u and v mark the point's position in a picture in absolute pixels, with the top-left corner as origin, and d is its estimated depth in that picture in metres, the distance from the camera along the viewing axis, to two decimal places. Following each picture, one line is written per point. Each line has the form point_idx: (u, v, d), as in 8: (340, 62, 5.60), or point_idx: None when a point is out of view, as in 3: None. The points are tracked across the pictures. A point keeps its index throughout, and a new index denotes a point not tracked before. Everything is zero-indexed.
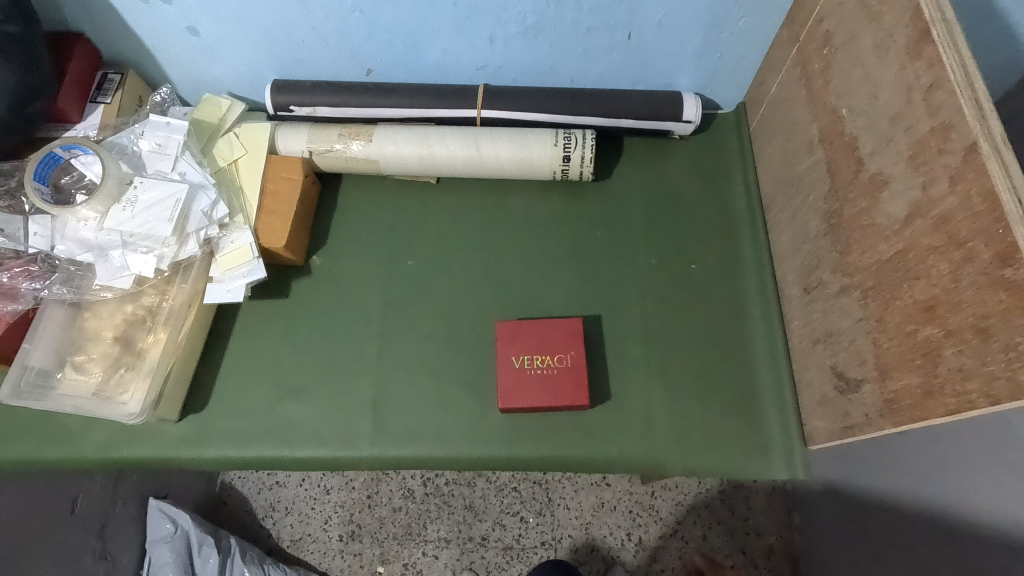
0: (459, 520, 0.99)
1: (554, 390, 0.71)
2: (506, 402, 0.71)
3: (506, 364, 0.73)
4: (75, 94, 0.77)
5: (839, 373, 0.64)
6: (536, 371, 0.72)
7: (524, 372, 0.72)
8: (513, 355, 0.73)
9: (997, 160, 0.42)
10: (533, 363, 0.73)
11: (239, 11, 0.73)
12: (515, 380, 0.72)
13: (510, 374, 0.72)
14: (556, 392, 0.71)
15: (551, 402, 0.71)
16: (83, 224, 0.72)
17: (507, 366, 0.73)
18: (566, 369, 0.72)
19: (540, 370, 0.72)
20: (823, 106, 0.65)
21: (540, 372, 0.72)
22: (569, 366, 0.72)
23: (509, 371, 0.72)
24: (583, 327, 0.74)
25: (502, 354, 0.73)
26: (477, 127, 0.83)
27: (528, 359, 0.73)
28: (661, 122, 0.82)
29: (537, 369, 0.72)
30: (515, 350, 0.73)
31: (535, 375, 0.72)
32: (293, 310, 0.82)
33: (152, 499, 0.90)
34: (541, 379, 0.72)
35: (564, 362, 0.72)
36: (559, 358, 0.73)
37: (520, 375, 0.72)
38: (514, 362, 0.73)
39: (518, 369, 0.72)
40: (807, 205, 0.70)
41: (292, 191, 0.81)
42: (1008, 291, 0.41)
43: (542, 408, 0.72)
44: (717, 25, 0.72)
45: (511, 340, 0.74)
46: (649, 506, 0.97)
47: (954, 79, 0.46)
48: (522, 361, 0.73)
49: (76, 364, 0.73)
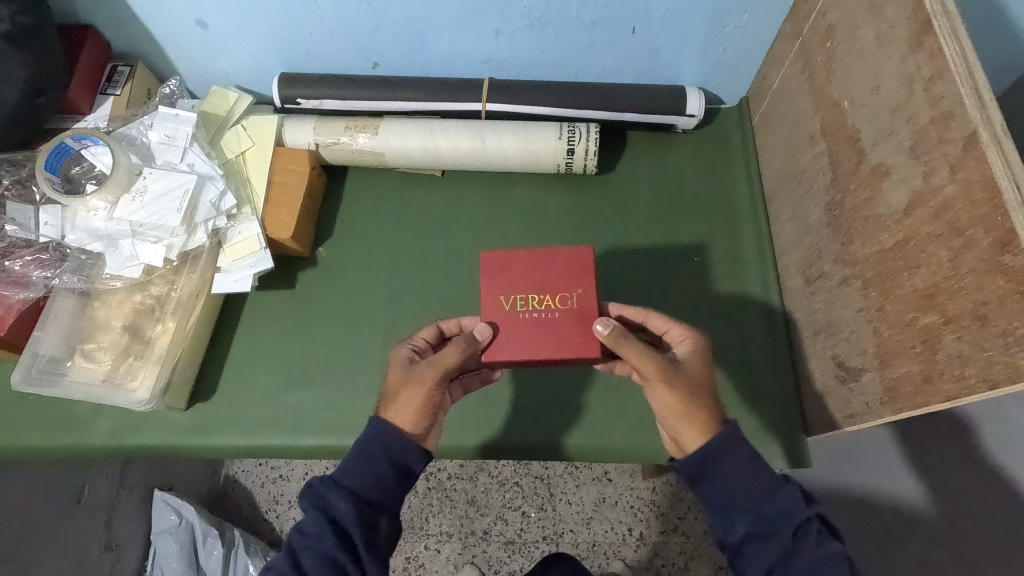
0: (462, 513, 1.10)
1: (555, 336, 0.60)
2: (492, 354, 0.61)
3: (493, 306, 0.62)
4: (85, 86, 0.78)
5: (840, 363, 0.64)
6: (531, 314, 0.61)
7: (517, 316, 0.61)
8: (503, 295, 0.62)
9: (996, 149, 0.43)
10: (527, 305, 0.61)
11: (247, 4, 0.74)
12: (507, 325, 0.61)
13: (499, 318, 0.61)
14: (558, 339, 0.61)
15: (551, 351, 0.60)
16: (93, 214, 0.73)
17: (496, 308, 0.62)
18: (571, 312, 0.61)
19: (536, 314, 0.61)
20: (825, 98, 0.66)
21: (537, 317, 0.61)
22: (575, 308, 0.61)
23: (498, 314, 0.61)
24: (593, 258, 0.63)
25: (491, 292, 0.62)
26: (482, 120, 0.84)
27: (523, 299, 0.62)
28: (665, 116, 0.83)
29: (533, 313, 0.61)
30: (505, 288, 0.62)
31: (529, 319, 0.61)
32: (301, 299, 0.82)
33: (157, 490, 1.01)
34: (538, 323, 0.61)
35: (569, 304, 0.61)
36: (563, 299, 0.62)
37: (513, 319, 0.61)
38: (504, 303, 0.62)
39: (509, 312, 0.61)
40: (809, 197, 0.71)
41: (299, 182, 0.82)
42: (1007, 277, 0.42)
43: (538, 359, 0.61)
44: (721, 20, 0.73)
45: (498, 274, 0.63)
46: (649, 500, 1.09)
47: (955, 69, 0.47)
48: (515, 301, 0.62)
49: (85, 353, 0.74)
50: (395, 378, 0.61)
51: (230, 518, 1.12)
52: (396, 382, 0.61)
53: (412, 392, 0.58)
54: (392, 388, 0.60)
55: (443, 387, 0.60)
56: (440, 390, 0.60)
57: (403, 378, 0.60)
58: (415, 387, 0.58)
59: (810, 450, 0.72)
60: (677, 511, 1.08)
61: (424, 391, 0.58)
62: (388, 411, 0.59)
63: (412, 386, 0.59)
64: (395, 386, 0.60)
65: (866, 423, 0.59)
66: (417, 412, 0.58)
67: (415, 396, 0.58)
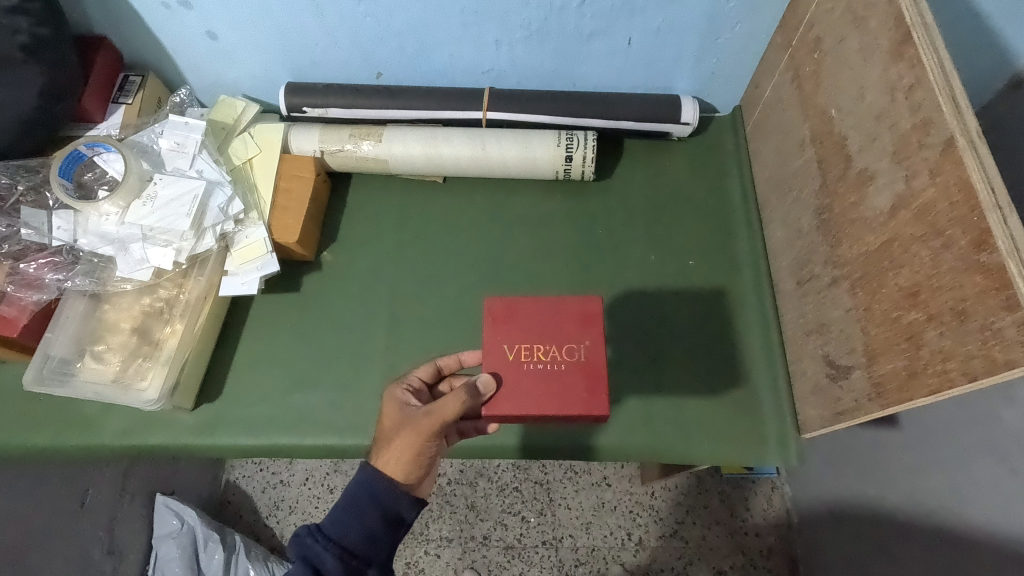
0: (462, 518, 1.12)
1: (560, 391, 0.57)
2: (493, 408, 0.57)
3: (496, 354, 0.58)
4: (99, 94, 0.81)
5: (830, 362, 0.66)
6: (535, 365, 0.58)
7: (521, 366, 0.58)
8: (507, 343, 0.59)
9: (972, 153, 0.45)
10: (532, 355, 0.58)
11: (256, 16, 0.76)
12: (510, 375, 0.58)
13: (502, 367, 0.58)
14: (563, 395, 0.57)
15: (555, 407, 0.57)
16: (105, 218, 0.75)
17: (498, 357, 0.58)
18: (578, 365, 0.58)
19: (541, 366, 0.58)
20: (813, 106, 0.68)
21: (542, 369, 0.58)
22: (583, 360, 0.58)
23: (501, 363, 0.58)
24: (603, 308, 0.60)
25: (493, 339, 0.59)
26: (483, 128, 0.86)
27: (527, 350, 0.59)
28: (661, 124, 0.85)
29: (537, 364, 0.58)
30: (509, 337, 0.59)
31: (533, 371, 0.58)
32: (306, 303, 0.84)
33: (160, 494, 1.04)
34: (543, 376, 0.58)
35: (576, 356, 0.58)
36: (570, 351, 0.58)
37: (516, 369, 0.58)
38: (507, 352, 0.59)
39: (513, 361, 0.58)
40: (800, 202, 0.73)
41: (305, 188, 0.84)
42: (983, 274, 0.44)
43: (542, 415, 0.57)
44: (713, 32, 0.76)
45: (503, 322, 0.60)
46: (649, 505, 1.11)
47: (933, 78, 0.49)
48: (519, 351, 0.59)
49: (95, 354, 0.76)
50: (392, 424, 0.62)
51: (230, 523, 1.13)
52: (390, 427, 0.62)
53: (405, 443, 0.59)
54: (387, 434, 0.62)
55: (437, 438, 0.60)
56: (434, 440, 0.60)
57: (396, 426, 0.61)
58: (409, 439, 0.59)
59: (802, 448, 0.73)
60: (676, 516, 1.10)
61: (417, 443, 0.59)
62: (381, 457, 0.60)
63: (404, 436, 0.59)
64: (390, 433, 0.61)
65: (855, 419, 0.61)
66: (408, 464, 0.59)
67: (408, 448, 0.59)
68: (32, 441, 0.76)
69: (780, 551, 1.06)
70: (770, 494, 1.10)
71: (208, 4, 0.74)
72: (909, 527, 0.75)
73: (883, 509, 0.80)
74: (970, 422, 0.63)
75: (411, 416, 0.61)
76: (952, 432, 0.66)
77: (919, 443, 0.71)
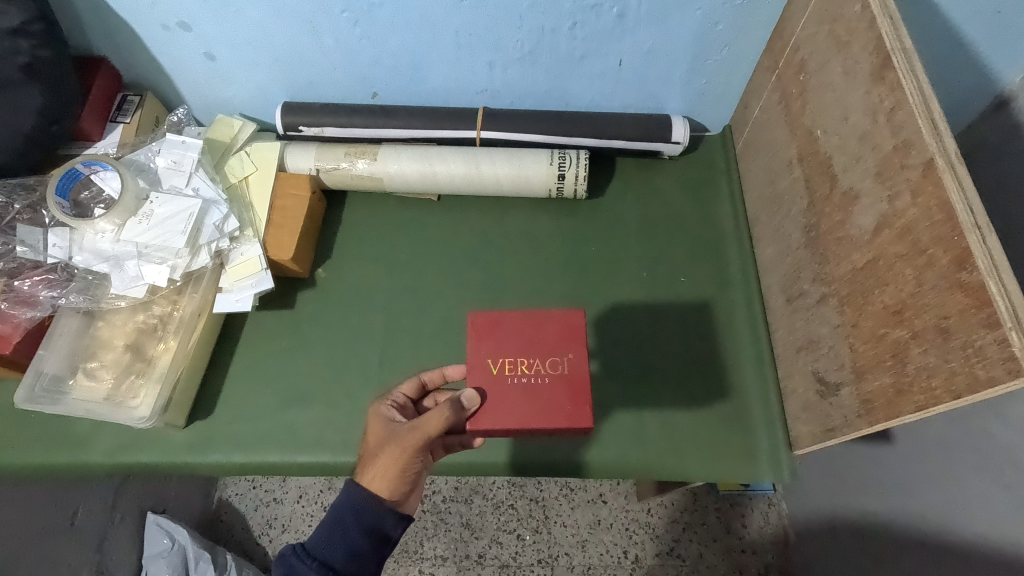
0: (457, 537, 1.11)
1: (543, 404, 0.57)
2: (477, 422, 0.57)
3: (480, 369, 0.59)
4: (97, 113, 0.82)
5: (820, 378, 0.67)
6: (519, 379, 0.58)
7: (504, 381, 0.58)
8: (491, 358, 0.59)
9: (951, 174, 0.46)
10: (515, 369, 0.59)
11: (254, 37, 0.78)
12: (494, 390, 0.58)
13: (486, 382, 0.58)
14: (547, 408, 0.57)
15: (539, 420, 0.57)
16: (101, 235, 0.76)
17: (482, 372, 0.59)
18: (561, 377, 0.58)
19: (525, 379, 0.58)
20: (800, 127, 0.70)
21: (525, 383, 0.58)
22: (566, 373, 0.58)
23: (485, 377, 0.59)
24: (585, 321, 0.60)
25: (477, 353, 0.59)
26: (477, 147, 0.87)
27: (511, 364, 0.59)
28: (651, 143, 0.87)
29: (521, 378, 0.59)
30: (493, 351, 0.60)
31: (518, 385, 0.58)
32: (299, 319, 0.85)
33: (150, 513, 1.03)
34: (527, 390, 0.58)
35: (559, 369, 0.59)
36: (553, 364, 0.59)
37: (500, 383, 0.58)
38: (491, 367, 0.59)
39: (497, 376, 0.59)
40: (789, 219, 0.74)
41: (300, 205, 0.85)
42: (964, 293, 0.45)
43: (526, 428, 0.58)
44: (702, 54, 0.78)
45: (487, 337, 0.60)
46: (644, 522, 1.10)
47: (913, 101, 0.50)
48: (503, 365, 0.59)
49: (88, 371, 0.76)
50: (377, 441, 0.62)
51: (221, 540, 1.12)
52: (373, 445, 0.62)
53: (389, 459, 0.60)
54: (372, 451, 0.62)
55: (422, 453, 0.61)
56: (419, 456, 0.61)
57: (380, 443, 0.61)
58: (394, 454, 0.60)
59: (794, 465, 0.73)
60: (672, 533, 1.09)
61: (402, 459, 0.59)
62: (366, 474, 0.61)
63: (389, 452, 0.60)
64: (375, 450, 0.61)
65: (845, 435, 0.61)
66: (393, 480, 0.59)
67: (392, 464, 0.59)
68: (22, 458, 0.76)
69: (778, 569, 1.05)
70: (767, 511, 1.10)
71: (207, 25, 0.76)
72: (902, 544, 0.75)
73: (878, 527, 0.80)
74: (962, 438, 0.63)
75: (396, 431, 0.61)
76: (944, 447, 0.66)
77: (912, 459, 0.71)
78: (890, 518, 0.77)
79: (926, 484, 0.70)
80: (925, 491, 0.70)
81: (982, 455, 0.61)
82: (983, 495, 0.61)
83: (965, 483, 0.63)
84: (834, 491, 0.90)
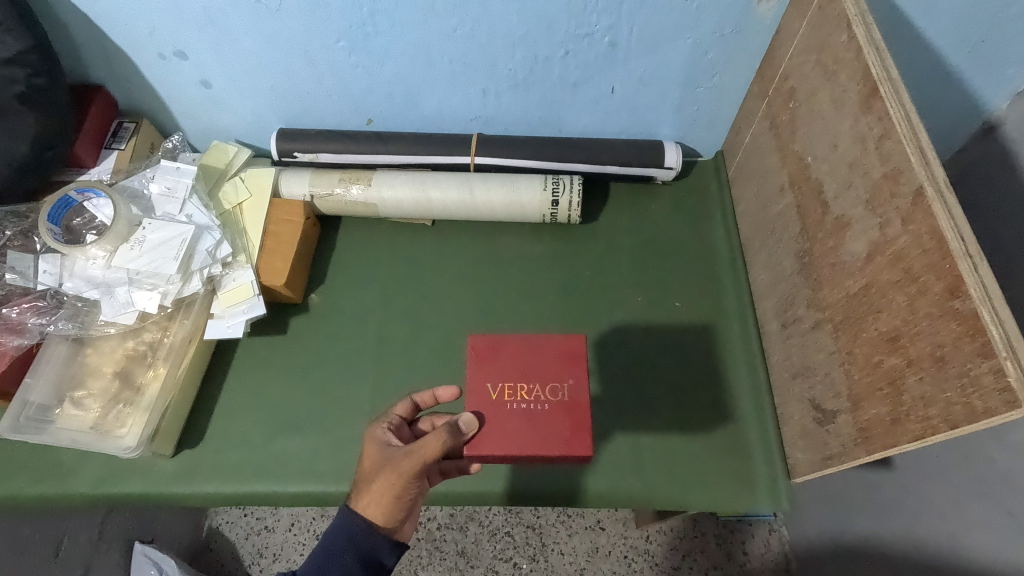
0: (452, 565, 1.08)
1: (542, 431, 0.56)
2: (475, 447, 0.56)
3: (480, 394, 0.58)
4: (92, 141, 0.82)
5: (817, 406, 0.66)
6: (519, 405, 0.57)
7: (503, 406, 0.58)
8: (491, 383, 0.58)
9: (941, 203, 0.47)
10: (515, 395, 0.58)
11: (249, 64, 0.78)
12: (493, 415, 0.57)
13: (485, 406, 0.57)
14: (546, 435, 0.56)
15: (539, 447, 0.56)
16: (92, 262, 0.76)
17: (481, 397, 0.58)
18: (562, 405, 0.57)
19: (525, 405, 0.57)
20: (790, 153, 0.70)
21: (525, 409, 0.57)
22: (566, 400, 0.58)
23: (484, 402, 0.58)
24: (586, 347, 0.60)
25: (475, 378, 0.59)
26: (471, 172, 0.88)
27: (510, 389, 0.58)
28: (645, 169, 0.87)
29: (520, 404, 0.58)
30: (493, 376, 0.59)
31: (517, 411, 0.57)
32: (291, 345, 0.84)
33: (138, 542, 1.01)
34: (526, 416, 0.57)
35: (559, 395, 0.58)
36: (554, 390, 0.58)
37: (499, 409, 0.58)
38: (491, 391, 0.58)
39: (496, 401, 0.58)
40: (782, 245, 0.74)
41: (294, 232, 0.84)
42: (958, 321, 0.44)
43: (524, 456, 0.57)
44: (693, 81, 0.79)
45: (486, 362, 0.59)
46: (644, 550, 1.08)
47: (901, 131, 0.51)
48: (502, 390, 0.58)
49: (75, 400, 0.75)
50: (373, 465, 0.60)
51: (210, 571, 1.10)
52: (370, 468, 0.60)
53: (385, 484, 0.57)
54: (369, 475, 0.60)
55: (419, 479, 0.58)
56: (416, 481, 0.58)
57: (377, 467, 0.59)
58: (389, 479, 0.57)
59: (792, 493, 0.72)
60: (672, 561, 1.07)
61: (398, 485, 0.57)
62: (362, 499, 0.59)
63: (385, 478, 0.57)
64: (371, 474, 0.59)
65: (843, 464, 0.60)
66: (388, 506, 0.58)
67: (388, 489, 0.57)
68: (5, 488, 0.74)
69: None
70: (768, 538, 1.08)
71: (204, 53, 0.76)
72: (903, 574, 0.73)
73: (879, 556, 0.78)
74: (962, 467, 0.62)
75: (393, 456, 0.58)
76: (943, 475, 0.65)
77: (911, 486, 0.70)
78: (891, 547, 0.75)
79: (925, 512, 0.68)
80: (925, 518, 0.69)
81: (983, 484, 0.60)
82: (983, 524, 0.60)
83: (966, 513, 0.62)
84: (834, 518, 0.89)
